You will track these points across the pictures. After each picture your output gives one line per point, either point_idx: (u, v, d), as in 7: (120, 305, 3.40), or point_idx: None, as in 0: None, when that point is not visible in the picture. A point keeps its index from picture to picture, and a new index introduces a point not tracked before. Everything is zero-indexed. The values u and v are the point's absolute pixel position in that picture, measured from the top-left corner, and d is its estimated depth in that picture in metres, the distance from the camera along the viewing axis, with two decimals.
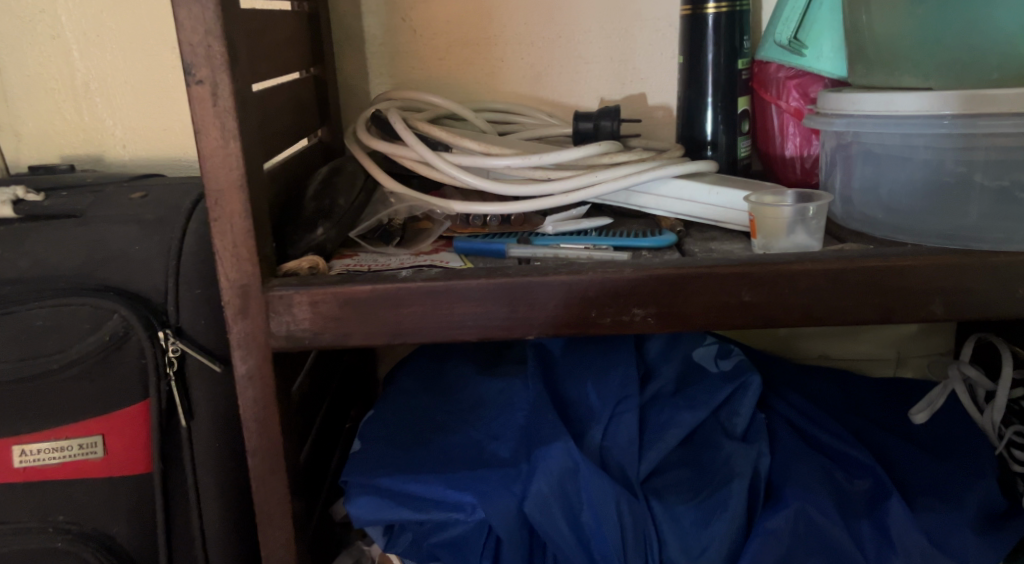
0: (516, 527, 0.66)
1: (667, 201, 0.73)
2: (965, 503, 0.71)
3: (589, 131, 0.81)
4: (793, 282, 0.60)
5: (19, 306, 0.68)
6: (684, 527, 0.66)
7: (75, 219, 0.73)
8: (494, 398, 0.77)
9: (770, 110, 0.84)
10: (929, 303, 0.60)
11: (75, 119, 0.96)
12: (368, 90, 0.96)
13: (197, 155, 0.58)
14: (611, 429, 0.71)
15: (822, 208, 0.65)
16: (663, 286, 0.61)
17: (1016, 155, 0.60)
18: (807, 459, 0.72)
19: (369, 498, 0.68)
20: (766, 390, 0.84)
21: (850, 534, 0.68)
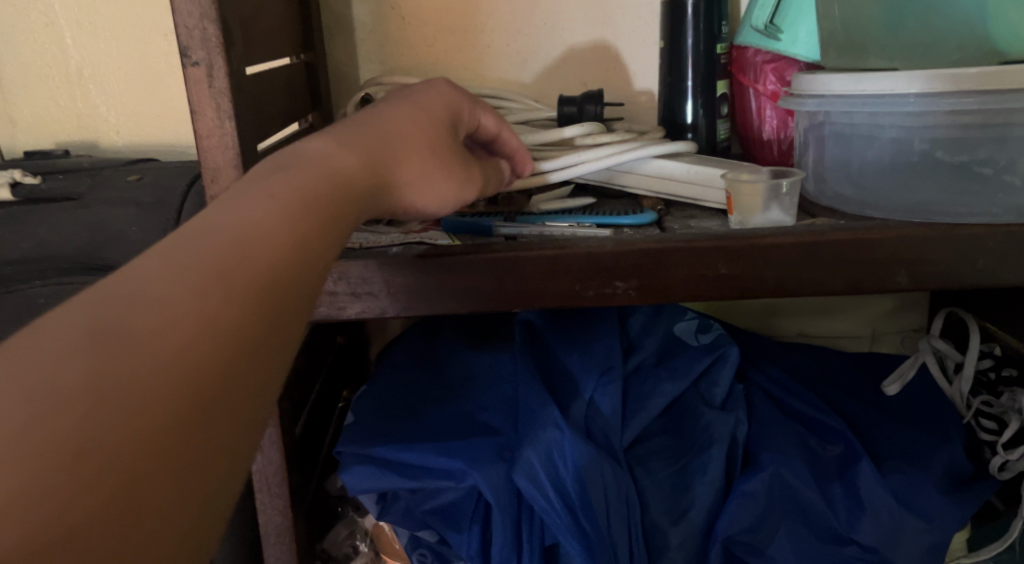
0: (504, 493, 0.68)
1: (649, 180, 0.76)
2: (932, 466, 0.74)
3: (574, 114, 0.84)
4: (767, 254, 0.63)
5: (21, 285, 0.71)
6: (665, 492, 0.71)
7: (73, 201, 0.76)
8: (483, 372, 0.80)
9: (749, 93, 0.87)
10: (894, 274, 0.63)
11: (69, 105, 0.98)
12: (357, 76, 0.98)
13: (194, 136, 0.60)
14: (595, 400, 0.74)
15: (794, 184, 0.68)
16: (643, 259, 0.63)
17: (977, 132, 0.63)
18: (782, 427, 0.76)
19: (363, 467, 0.70)
20: (745, 363, 0.87)
21: (821, 495, 0.71)
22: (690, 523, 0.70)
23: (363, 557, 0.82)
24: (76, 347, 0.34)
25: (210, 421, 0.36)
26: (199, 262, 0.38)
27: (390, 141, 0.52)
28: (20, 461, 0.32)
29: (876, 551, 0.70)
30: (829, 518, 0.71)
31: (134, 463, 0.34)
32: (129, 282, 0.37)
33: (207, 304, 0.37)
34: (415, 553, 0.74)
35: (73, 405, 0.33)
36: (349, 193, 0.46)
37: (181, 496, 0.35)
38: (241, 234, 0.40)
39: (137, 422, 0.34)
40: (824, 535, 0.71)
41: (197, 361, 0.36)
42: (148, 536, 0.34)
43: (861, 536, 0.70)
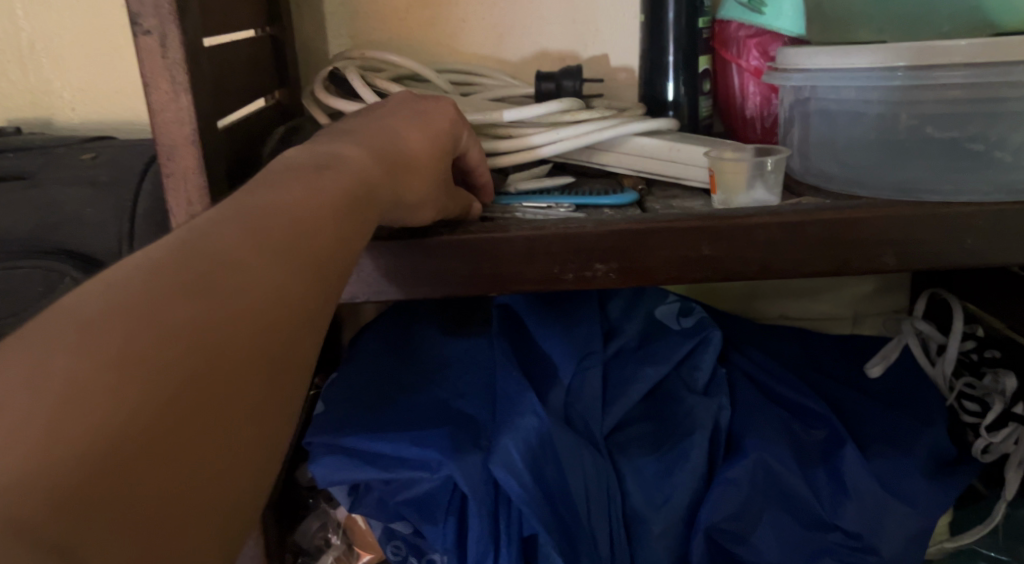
0: (481, 484, 0.66)
1: (629, 158, 0.73)
2: (917, 449, 0.73)
3: (552, 91, 0.81)
4: (752, 235, 0.60)
5: None
6: (646, 479, 0.69)
7: (23, 180, 0.72)
8: (458, 358, 0.78)
9: (732, 69, 0.84)
10: (881, 254, 0.61)
11: (22, 80, 0.93)
12: (327, 50, 0.94)
13: (147, 110, 0.56)
14: (574, 387, 0.72)
15: (780, 162, 0.65)
16: (623, 241, 0.61)
17: (967, 108, 0.61)
18: (766, 412, 0.74)
19: (333, 458, 0.68)
20: (727, 347, 0.85)
21: (806, 482, 0.70)
22: (672, 510, 0.68)
23: (335, 549, 0.78)
24: (176, 302, 0.36)
25: (281, 388, 0.40)
26: (271, 243, 0.41)
27: (401, 167, 0.54)
28: (138, 403, 0.34)
29: (860, 538, 0.69)
30: (813, 504, 0.69)
31: (229, 418, 0.37)
32: (211, 250, 0.39)
33: (280, 283, 0.40)
34: (389, 545, 0.72)
35: (182, 360, 0.36)
36: (365, 204, 0.49)
37: (261, 454, 0.38)
38: (298, 222, 0.43)
39: (231, 380, 0.37)
40: (808, 521, 0.69)
41: (275, 332, 0.40)
42: (237, 485, 0.37)
43: (844, 523, 0.69)
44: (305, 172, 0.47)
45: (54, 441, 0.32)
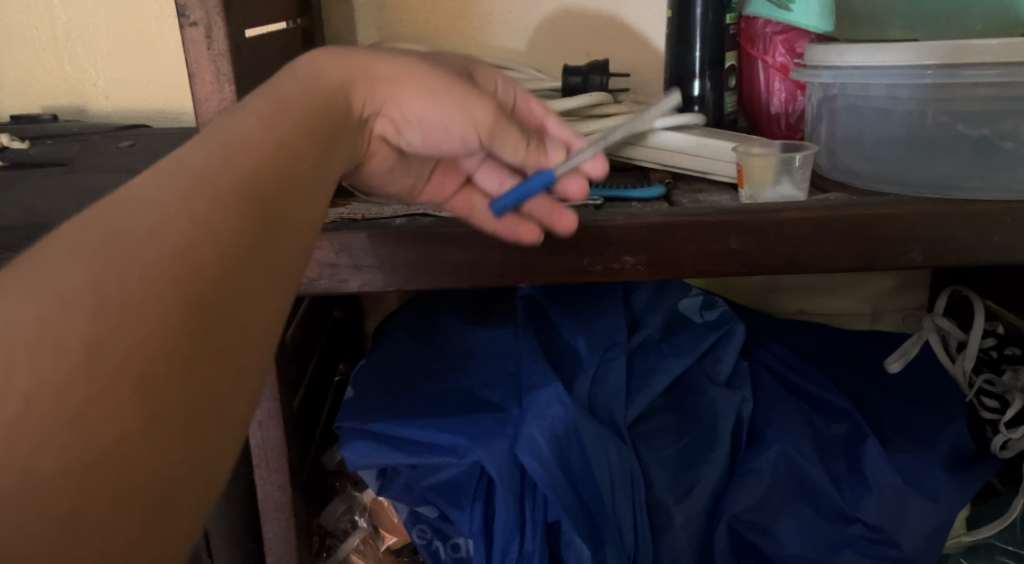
0: (508, 470, 0.67)
1: (657, 152, 0.74)
2: (938, 444, 0.74)
3: (579, 84, 0.82)
4: (779, 230, 0.61)
5: (8, 253, 0.66)
6: (668, 468, 0.71)
7: (62, 167, 0.74)
8: (483, 347, 0.79)
9: (757, 65, 0.85)
10: (907, 251, 0.62)
11: (56, 69, 0.95)
12: (355, 42, 0.96)
13: (191, 99, 0.57)
14: (598, 377, 0.73)
15: (807, 158, 0.66)
16: (652, 234, 0.62)
17: (998, 106, 0.62)
18: (788, 404, 0.75)
19: (362, 443, 0.69)
20: (748, 340, 0.86)
21: (827, 474, 0.71)
22: (695, 500, 0.70)
23: (361, 532, 0.80)
24: (70, 268, 0.34)
25: (217, 339, 0.36)
26: (187, 180, 0.37)
27: (381, 53, 0.53)
28: (27, 387, 0.32)
29: (881, 530, 0.69)
30: (834, 497, 0.70)
31: (139, 383, 0.33)
32: (121, 205, 0.36)
33: (203, 220, 0.36)
34: (415, 529, 0.73)
35: (72, 329, 0.33)
36: (318, 107, 0.46)
37: (193, 417, 0.35)
38: (228, 144, 0.40)
39: (139, 342, 0.33)
40: (829, 514, 0.70)
41: (201, 276, 0.35)
42: (159, 454, 0.34)
43: (865, 515, 0.70)
44: (259, 94, 0.45)
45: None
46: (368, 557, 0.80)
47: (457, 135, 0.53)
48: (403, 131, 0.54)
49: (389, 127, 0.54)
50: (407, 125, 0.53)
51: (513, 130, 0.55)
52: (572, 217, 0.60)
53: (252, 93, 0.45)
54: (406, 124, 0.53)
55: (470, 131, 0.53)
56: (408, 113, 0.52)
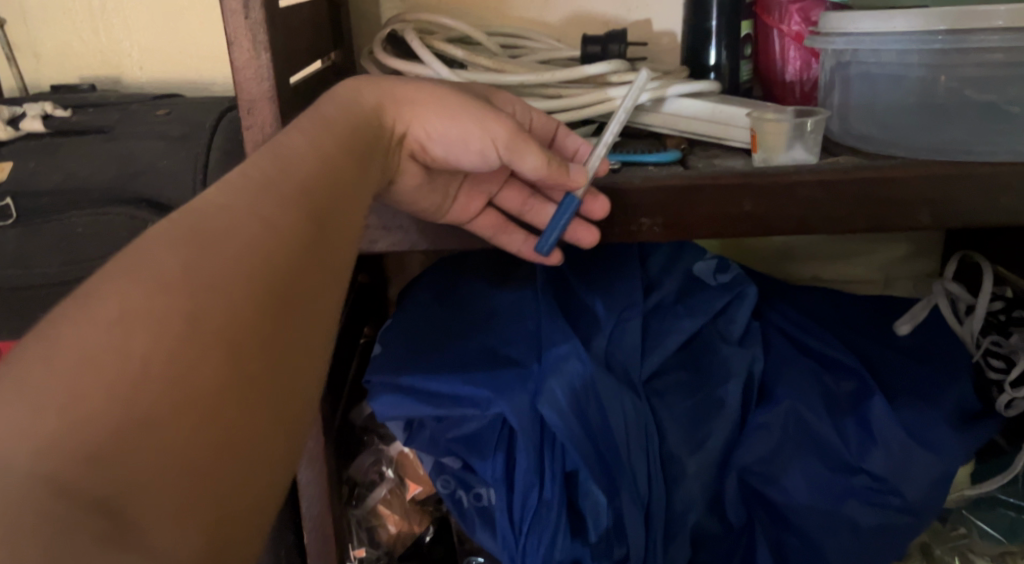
0: (529, 421, 0.70)
1: (673, 119, 0.76)
2: (943, 401, 0.76)
3: (597, 54, 0.84)
4: (790, 192, 0.64)
5: (59, 215, 0.73)
6: (681, 421, 0.74)
7: (103, 135, 0.78)
8: (505, 308, 0.81)
9: (772, 34, 0.87)
10: (915, 213, 0.64)
11: (93, 40, 0.98)
12: (379, 13, 0.98)
13: (230, 67, 0.61)
14: (615, 336, 0.76)
15: (819, 123, 0.68)
16: (668, 196, 0.65)
17: (1006, 71, 0.64)
18: (799, 363, 0.78)
19: (392, 396, 0.73)
20: (761, 303, 0.89)
21: (835, 430, 0.74)
22: (707, 453, 0.73)
23: (388, 482, 0.85)
24: (169, 261, 0.40)
25: (290, 313, 0.43)
26: (255, 185, 0.46)
27: (401, 89, 0.62)
28: (144, 350, 0.37)
29: (885, 481, 0.72)
30: (840, 449, 0.73)
31: (236, 346, 0.39)
32: (200, 210, 0.43)
33: (272, 217, 0.44)
34: (439, 478, 0.77)
35: (176, 303, 0.38)
36: (354, 137, 0.56)
37: (280, 378, 0.41)
38: (280, 159, 0.49)
39: (234, 312, 0.40)
40: (836, 466, 0.73)
41: (276, 259, 0.43)
42: (256, 408, 0.40)
43: (870, 466, 0.73)
44: (302, 122, 0.54)
45: (80, 392, 0.36)
46: (394, 506, 0.85)
47: (476, 149, 0.61)
48: (429, 149, 0.63)
49: (417, 145, 0.63)
50: (431, 139, 0.62)
51: (531, 147, 0.61)
52: (603, 205, 0.64)
53: (299, 116, 0.55)
54: (431, 141, 0.62)
55: (483, 140, 0.61)
56: (428, 131, 0.62)
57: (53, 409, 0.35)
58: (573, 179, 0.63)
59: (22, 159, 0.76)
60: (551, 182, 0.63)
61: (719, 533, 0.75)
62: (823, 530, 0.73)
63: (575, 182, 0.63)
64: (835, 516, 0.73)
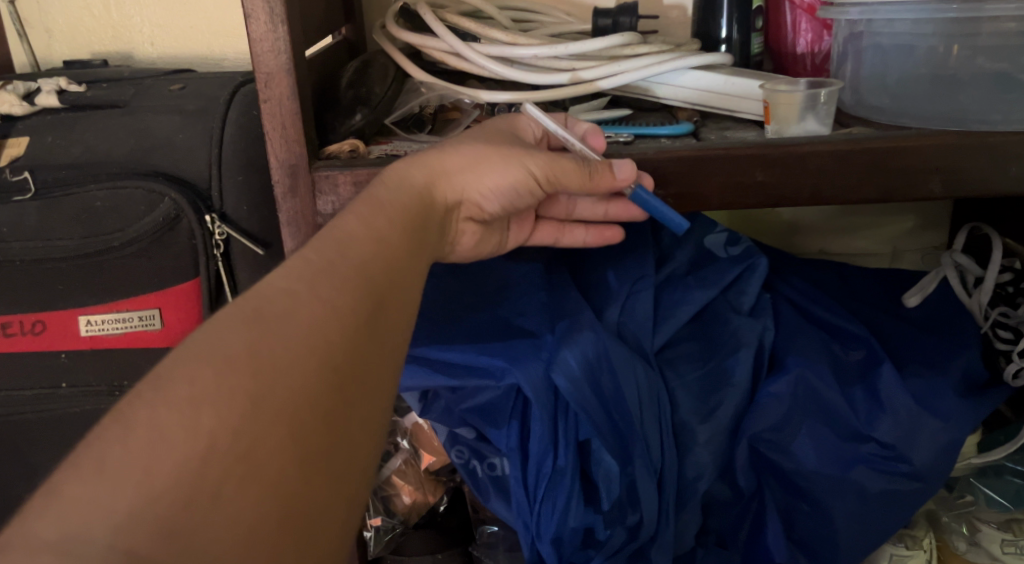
0: (543, 390, 0.71)
1: (685, 91, 0.77)
2: (951, 370, 0.77)
3: (609, 27, 0.84)
4: (803, 162, 0.64)
5: (77, 187, 0.74)
6: (692, 390, 0.75)
7: (118, 109, 0.79)
8: (517, 280, 0.81)
9: (783, 6, 0.87)
10: (927, 182, 0.65)
11: (104, 16, 0.99)
12: None
13: (247, 40, 0.61)
14: (628, 306, 0.77)
15: (832, 94, 0.69)
16: (682, 167, 0.65)
17: (1019, 39, 0.64)
18: (808, 333, 0.79)
19: (407, 366, 0.74)
20: (771, 275, 0.89)
21: (845, 399, 0.75)
22: (718, 421, 0.74)
23: (403, 453, 0.86)
24: (233, 344, 0.46)
25: (345, 391, 0.48)
26: (313, 270, 0.51)
27: (448, 152, 0.63)
28: (213, 427, 0.43)
29: (894, 448, 0.74)
30: (850, 418, 0.74)
31: (294, 423, 0.45)
32: (263, 295, 0.49)
33: (329, 300, 0.50)
34: (454, 449, 0.78)
35: (239, 385, 0.44)
36: (412, 209, 0.59)
37: (334, 453, 0.47)
38: (340, 243, 0.53)
39: (290, 391, 0.45)
40: (844, 434, 0.74)
41: (332, 342, 0.48)
42: (311, 479, 0.45)
43: (879, 434, 0.74)
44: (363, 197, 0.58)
45: (153, 465, 0.42)
46: (409, 477, 0.86)
47: (523, 191, 0.64)
48: (484, 207, 0.65)
49: (473, 208, 0.65)
50: (484, 199, 0.65)
51: (570, 164, 0.63)
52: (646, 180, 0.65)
53: (355, 199, 0.58)
54: (483, 201, 0.65)
55: (529, 183, 0.64)
56: (480, 191, 0.64)
57: (131, 481, 0.41)
58: (619, 179, 0.63)
59: (39, 133, 0.77)
60: (603, 190, 0.64)
61: (729, 498, 0.77)
62: (832, 495, 0.74)
63: (622, 180, 0.63)
64: (844, 481, 0.74)
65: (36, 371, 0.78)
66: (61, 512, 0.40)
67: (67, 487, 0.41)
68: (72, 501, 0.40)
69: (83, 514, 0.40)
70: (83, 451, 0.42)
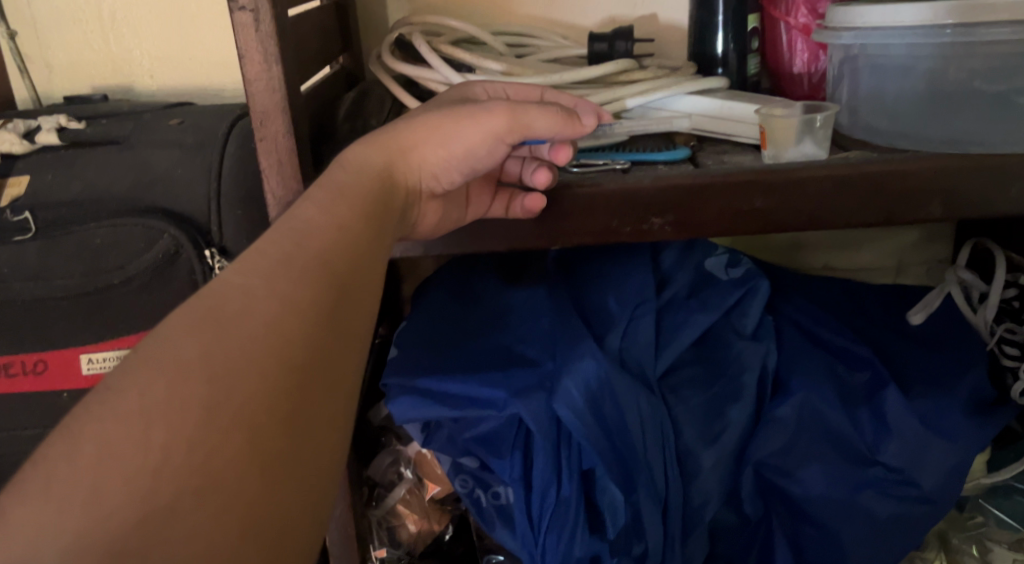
0: (545, 419, 0.71)
1: (681, 116, 0.77)
2: (958, 390, 0.76)
3: (605, 52, 0.84)
4: (801, 189, 0.64)
5: (77, 226, 0.75)
6: (697, 417, 0.75)
7: (117, 145, 0.79)
8: (517, 306, 0.82)
9: (779, 27, 0.87)
10: (927, 205, 0.64)
11: (104, 49, 0.99)
12: (386, 16, 0.97)
13: (241, 79, 0.61)
14: (629, 331, 0.76)
15: (829, 118, 0.68)
16: (679, 195, 0.65)
17: (1009, 61, 0.64)
18: (813, 355, 0.78)
19: (407, 398, 0.73)
20: (774, 296, 0.89)
21: (850, 421, 0.74)
22: (723, 446, 0.74)
23: (407, 482, 0.86)
24: (186, 348, 0.42)
25: (309, 390, 0.45)
26: (270, 265, 0.47)
27: (398, 129, 0.62)
28: (165, 439, 0.40)
29: (902, 472, 0.73)
30: (856, 442, 0.74)
31: (253, 428, 0.42)
32: (218, 293, 0.45)
33: (288, 296, 0.46)
34: (458, 478, 0.77)
35: (193, 392, 0.41)
36: (375, 200, 0.57)
37: (298, 455, 0.44)
38: (299, 236, 0.50)
39: (248, 395, 0.42)
40: (851, 457, 0.74)
41: (292, 342, 0.45)
42: (272, 485, 0.42)
43: (886, 458, 0.73)
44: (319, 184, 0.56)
45: (102, 484, 0.39)
46: (413, 506, 0.86)
47: (486, 153, 0.62)
48: (445, 180, 0.64)
49: (433, 183, 0.63)
50: (446, 171, 0.63)
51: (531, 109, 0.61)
52: (545, 174, 0.64)
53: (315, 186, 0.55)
54: (442, 174, 0.63)
55: (491, 139, 0.62)
56: (439, 162, 0.62)
57: (76, 503, 0.38)
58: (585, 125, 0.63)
59: (39, 172, 0.77)
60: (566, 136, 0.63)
61: (736, 524, 0.77)
62: (840, 519, 0.74)
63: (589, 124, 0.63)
64: (851, 505, 0.74)
65: (39, 410, 0.78)
66: (7, 539, 0.38)
67: (12, 511, 0.38)
68: (19, 529, 0.38)
69: (29, 540, 0.38)
70: (28, 471, 0.40)
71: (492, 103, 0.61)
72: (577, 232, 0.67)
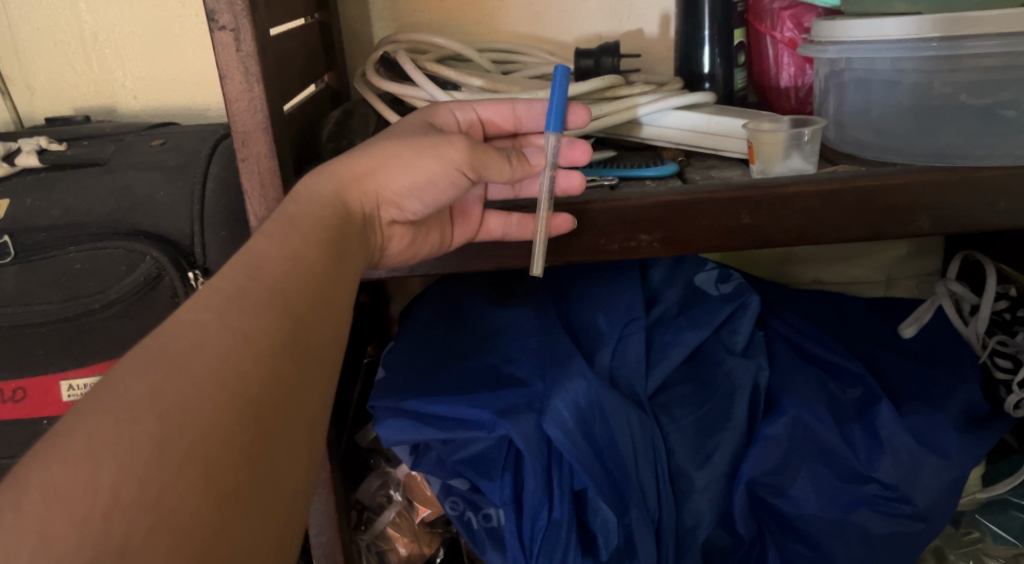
0: (535, 439, 0.70)
1: (668, 131, 0.76)
2: (950, 405, 0.76)
3: (591, 67, 0.84)
4: (789, 203, 0.64)
5: (57, 251, 0.74)
6: (689, 436, 0.74)
7: (99, 167, 0.78)
8: (507, 325, 0.81)
9: (766, 41, 0.86)
10: (916, 219, 0.64)
11: (86, 71, 0.98)
12: (369, 34, 0.96)
13: (222, 99, 0.60)
14: (619, 350, 0.76)
15: (816, 132, 0.68)
16: (666, 212, 0.64)
17: (996, 75, 0.64)
18: (803, 372, 0.78)
19: (396, 420, 0.72)
20: (764, 310, 0.88)
21: (843, 439, 0.73)
22: (715, 466, 0.73)
23: (397, 505, 0.85)
24: (137, 386, 0.43)
25: (266, 418, 0.45)
26: (221, 299, 0.47)
27: (357, 153, 0.61)
28: (115, 479, 0.40)
29: (895, 489, 0.72)
30: (849, 458, 0.73)
31: (207, 462, 0.42)
32: (169, 330, 0.45)
33: (243, 329, 0.46)
34: (447, 501, 0.75)
35: (144, 432, 0.41)
36: (331, 225, 0.56)
37: (258, 487, 0.44)
38: (251, 268, 0.50)
39: (202, 430, 0.42)
40: (845, 474, 0.73)
41: (247, 375, 0.45)
42: (230, 519, 0.42)
43: (880, 475, 0.72)
44: (286, 213, 0.55)
45: (52, 529, 0.39)
46: (404, 529, 0.85)
47: (443, 184, 0.61)
48: (409, 208, 0.62)
49: (396, 211, 0.62)
50: (404, 201, 0.62)
51: (490, 154, 0.60)
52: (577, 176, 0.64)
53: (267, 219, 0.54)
54: (404, 202, 0.62)
55: (448, 174, 0.60)
56: (398, 191, 0.61)
57: (30, 545, 0.39)
58: (536, 164, 0.64)
59: (19, 196, 0.76)
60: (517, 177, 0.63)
61: (730, 545, 0.76)
62: (835, 538, 0.73)
63: (538, 164, 0.64)
64: (846, 524, 0.73)
65: (19, 440, 0.77)
66: None
67: None
68: None
69: None
70: None
71: (452, 137, 0.60)
72: (562, 251, 0.66)
